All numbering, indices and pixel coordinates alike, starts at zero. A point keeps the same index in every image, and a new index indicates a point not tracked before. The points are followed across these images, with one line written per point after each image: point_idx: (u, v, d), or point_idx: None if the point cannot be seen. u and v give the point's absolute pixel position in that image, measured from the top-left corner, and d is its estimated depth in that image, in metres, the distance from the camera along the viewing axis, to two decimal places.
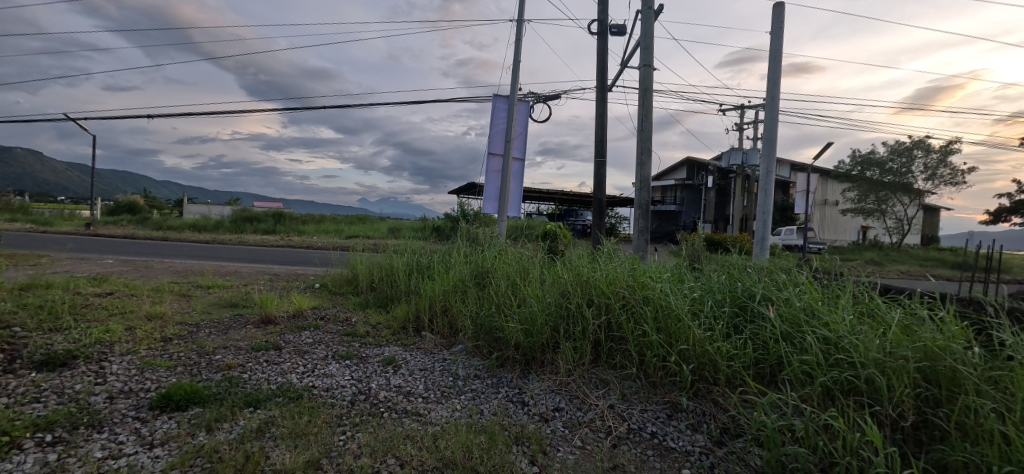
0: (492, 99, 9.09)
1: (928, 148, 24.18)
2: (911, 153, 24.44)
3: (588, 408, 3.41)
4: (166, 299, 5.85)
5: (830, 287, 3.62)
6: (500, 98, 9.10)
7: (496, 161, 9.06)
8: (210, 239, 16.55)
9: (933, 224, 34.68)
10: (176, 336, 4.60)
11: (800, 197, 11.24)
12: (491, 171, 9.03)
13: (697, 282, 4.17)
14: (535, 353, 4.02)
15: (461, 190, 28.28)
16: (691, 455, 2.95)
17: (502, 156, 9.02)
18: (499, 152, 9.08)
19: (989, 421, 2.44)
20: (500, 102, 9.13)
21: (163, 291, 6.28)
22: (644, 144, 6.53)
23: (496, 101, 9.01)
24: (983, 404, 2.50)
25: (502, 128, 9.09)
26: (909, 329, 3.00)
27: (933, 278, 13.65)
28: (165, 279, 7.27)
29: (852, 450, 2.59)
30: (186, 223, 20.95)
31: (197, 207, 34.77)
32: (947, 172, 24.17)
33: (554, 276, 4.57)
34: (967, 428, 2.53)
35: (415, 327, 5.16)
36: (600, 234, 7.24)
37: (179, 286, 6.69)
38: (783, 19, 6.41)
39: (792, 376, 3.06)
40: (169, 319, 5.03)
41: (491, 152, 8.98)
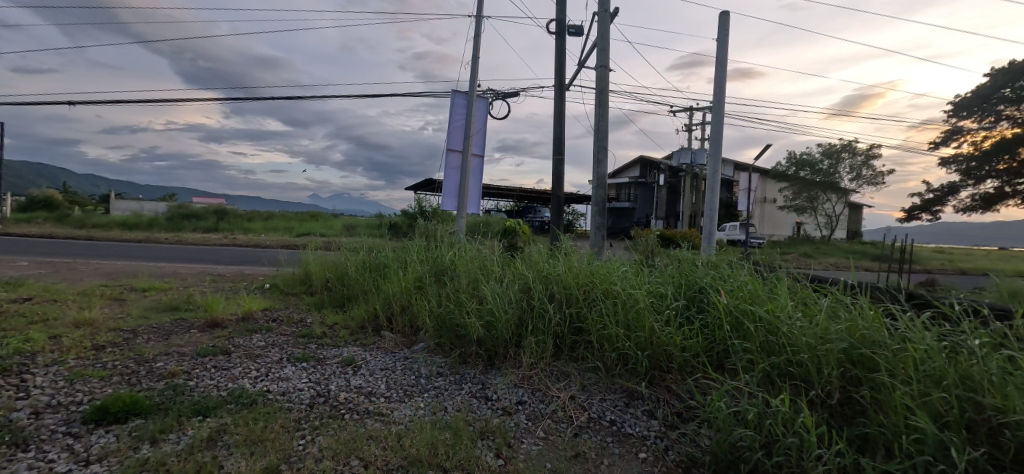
0: (451, 95, 8.95)
1: (855, 151, 26.23)
2: (839, 155, 26.56)
3: (551, 400, 3.48)
4: (97, 303, 5.34)
5: (769, 277, 3.94)
6: (458, 94, 8.96)
7: (455, 157, 8.91)
8: (141, 238, 15.26)
9: (856, 221, 37.93)
10: (109, 343, 4.21)
11: (743, 196, 11.92)
12: (450, 166, 8.88)
13: (651, 275, 4.40)
14: (498, 348, 4.04)
15: (416, 188, 27.73)
16: (647, 440, 3.09)
17: (461, 152, 8.91)
18: (457, 148, 8.93)
19: (903, 397, 2.70)
20: (458, 98, 9.00)
21: (92, 295, 5.72)
22: (602, 143, 6.69)
23: (456, 97, 8.87)
24: (899, 382, 2.76)
25: (461, 125, 8.97)
26: (837, 315, 3.32)
27: (857, 269, 15.00)
28: (95, 282, 6.63)
29: (791, 427, 2.78)
30: (112, 219, 19.20)
31: (123, 203, 32.07)
32: (868, 173, 26.54)
33: (517, 271, 4.63)
34: (883, 402, 2.79)
35: (374, 326, 5.05)
36: (559, 231, 7.37)
37: (110, 290, 6.13)
38: (729, 27, 6.77)
39: (737, 363, 3.29)
40: (101, 325, 4.59)
41: (450, 149, 8.85)
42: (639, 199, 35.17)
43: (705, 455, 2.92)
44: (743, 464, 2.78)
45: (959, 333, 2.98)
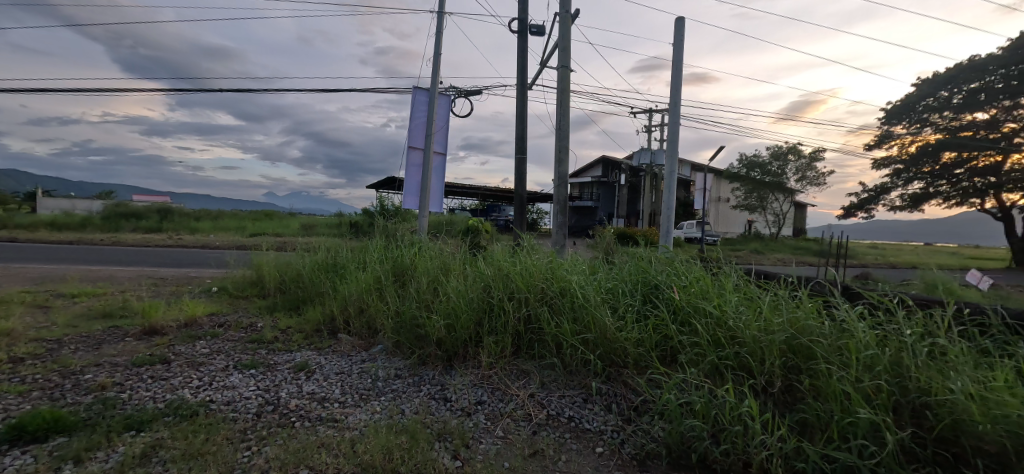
0: (412, 92, 8.73)
1: (800, 153, 27.94)
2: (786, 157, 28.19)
3: (510, 399, 3.51)
4: (17, 312, 4.86)
5: (718, 273, 4.16)
6: (420, 90, 8.76)
7: (417, 155, 8.72)
8: (72, 238, 14.07)
9: (800, 219, 40.25)
10: (29, 355, 3.85)
11: (698, 196, 12.42)
12: (412, 165, 8.69)
13: (609, 273, 4.52)
14: (458, 348, 4.02)
15: (375, 184, 27.12)
16: (604, 434, 3.17)
17: (423, 150, 8.73)
18: (419, 146, 8.72)
19: (837, 383, 2.90)
20: (420, 95, 8.81)
21: (12, 303, 5.21)
22: (563, 143, 6.77)
23: (417, 94, 8.67)
24: (833, 370, 2.97)
25: (423, 122, 8.78)
26: (779, 308, 3.53)
27: (801, 264, 15.99)
28: (16, 289, 6.04)
29: (736, 416, 2.92)
30: (36, 218, 17.56)
31: (48, 200, 29.46)
32: (812, 174, 28.34)
33: (477, 270, 4.64)
34: (819, 390, 2.99)
35: (330, 329, 4.90)
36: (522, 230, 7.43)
37: (33, 296, 5.61)
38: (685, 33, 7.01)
39: (687, 356, 3.42)
40: (20, 335, 4.19)
41: (411, 146, 8.63)
42: (602, 198, 35.65)
43: (658, 447, 3.03)
44: (693, 454, 2.90)
45: (884, 323, 3.25)
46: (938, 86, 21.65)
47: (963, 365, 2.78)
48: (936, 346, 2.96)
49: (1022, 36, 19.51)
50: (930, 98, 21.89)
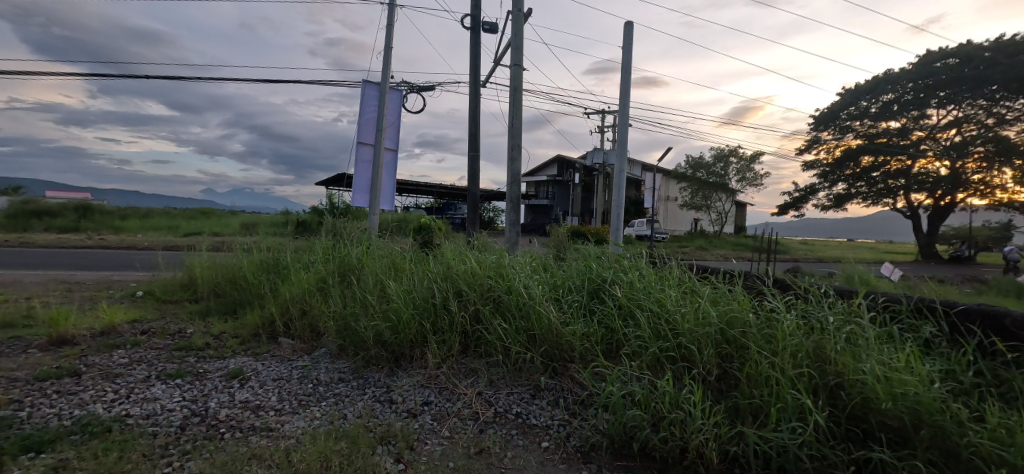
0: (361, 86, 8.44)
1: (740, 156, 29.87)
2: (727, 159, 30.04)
3: (457, 398, 3.48)
4: None
5: (661, 270, 4.35)
6: (370, 84, 8.47)
7: (367, 151, 8.44)
8: None
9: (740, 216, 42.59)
10: None
11: (648, 194, 12.89)
12: (362, 161, 8.42)
13: (557, 271, 4.60)
14: (404, 349, 3.92)
15: (323, 183, 26.10)
16: (550, 428, 3.22)
17: (373, 146, 8.44)
18: (369, 142, 8.45)
19: (765, 369, 3.10)
20: (370, 89, 8.52)
21: None
22: (515, 141, 6.80)
23: (366, 88, 8.39)
24: (760, 358, 3.17)
25: (373, 117, 8.49)
26: (715, 301, 3.74)
27: (740, 260, 17.00)
28: None
29: (674, 404, 3.04)
30: None
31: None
32: (751, 175, 30.38)
33: (426, 270, 4.56)
34: (749, 376, 3.18)
35: (269, 334, 4.65)
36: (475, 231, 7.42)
37: None
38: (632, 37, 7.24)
39: (630, 350, 3.54)
40: None
41: (361, 142, 8.35)
42: (558, 197, 36.26)
43: (602, 437, 3.10)
44: (634, 443, 2.99)
45: (807, 313, 3.52)
46: (859, 96, 24.11)
47: (872, 350, 3.06)
48: (852, 333, 3.25)
49: (929, 55, 21.98)
50: (852, 107, 24.35)
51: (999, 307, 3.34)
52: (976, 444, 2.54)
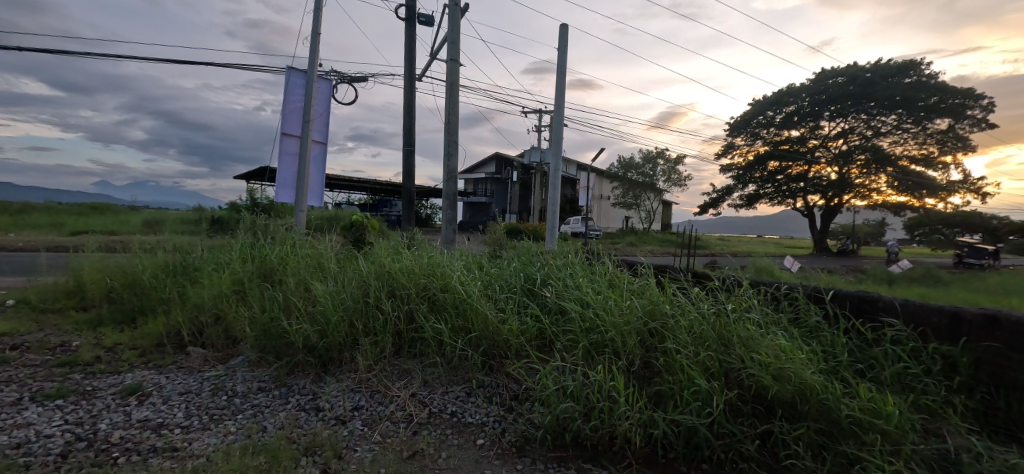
0: (286, 73, 7.86)
1: (666, 159, 31.87)
2: (655, 161, 31.94)
3: (390, 401, 3.36)
4: None
5: (593, 267, 4.49)
6: (295, 71, 7.91)
7: (292, 143, 7.88)
8: None
9: (667, 215, 44.99)
10: None
11: (584, 193, 13.29)
12: (286, 153, 7.84)
13: (493, 269, 4.60)
14: (332, 353, 3.70)
15: (241, 177, 24.16)
16: (486, 426, 3.18)
17: (299, 138, 7.90)
18: (294, 134, 7.89)
19: (684, 356, 3.25)
20: (295, 76, 7.95)
21: None
22: (451, 137, 6.68)
23: (291, 75, 7.83)
24: (681, 346, 3.33)
25: (298, 107, 7.93)
26: (641, 294, 3.91)
27: (667, 255, 18.01)
28: None
29: (602, 393, 3.09)
30: None
31: None
32: (675, 177, 32.53)
33: (355, 269, 4.36)
34: (669, 363, 3.28)
35: (175, 344, 4.21)
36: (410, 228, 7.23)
37: None
38: None
39: (563, 343, 3.59)
40: None
41: (285, 133, 7.78)
42: (495, 194, 36.07)
43: (536, 431, 3.10)
44: (567, 434, 3.01)
45: (721, 305, 3.79)
46: (765, 108, 26.67)
47: (771, 336, 3.38)
48: (749, 321, 3.57)
49: (821, 73, 24.89)
50: (760, 117, 26.85)
51: (870, 293, 3.83)
52: (855, 416, 2.88)
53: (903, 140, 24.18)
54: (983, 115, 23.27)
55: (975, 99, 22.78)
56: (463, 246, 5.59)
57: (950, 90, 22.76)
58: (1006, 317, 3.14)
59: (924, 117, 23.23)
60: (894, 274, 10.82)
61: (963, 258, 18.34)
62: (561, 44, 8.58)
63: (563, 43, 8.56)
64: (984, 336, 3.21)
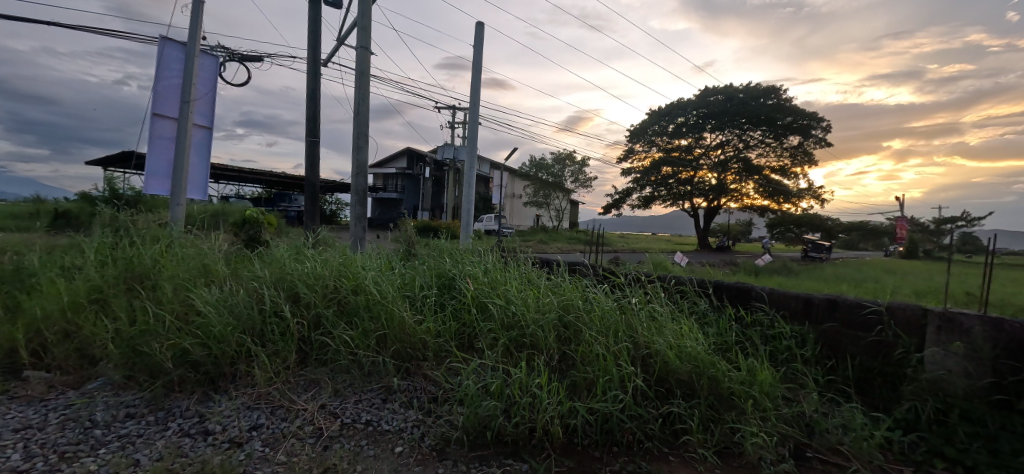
0: (159, 44, 6.87)
1: (574, 160, 33.08)
2: (564, 162, 33.07)
3: (295, 416, 3.04)
4: None
5: (509, 265, 4.45)
6: (170, 43, 6.94)
7: (166, 126, 6.95)
8: None
9: (574, 214, 46.94)
10: None
11: (497, 191, 13.37)
12: (160, 137, 6.92)
13: (407, 268, 4.40)
14: (222, 367, 3.27)
15: (106, 165, 21.03)
16: (404, 432, 2.98)
17: (177, 120, 7.00)
18: (170, 115, 6.98)
19: (598, 347, 3.28)
20: (170, 49, 6.97)
21: None
22: (361, 129, 6.30)
23: (165, 47, 6.86)
24: (597, 337, 3.37)
25: (175, 84, 6.99)
26: (556, 290, 3.94)
27: (575, 251, 18.69)
28: None
29: (522, 388, 3.02)
30: None
31: None
32: (583, 177, 33.92)
33: (249, 273, 3.92)
34: (585, 354, 3.29)
35: (9, 369, 3.50)
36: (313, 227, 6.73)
37: None
38: None
39: (483, 341, 3.48)
40: None
41: (157, 114, 6.84)
42: (406, 191, 35.10)
43: (457, 432, 2.95)
44: (489, 433, 2.90)
45: (629, 299, 3.93)
46: (660, 118, 28.81)
47: (668, 324, 3.61)
48: (652, 313, 3.76)
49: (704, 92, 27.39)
50: (656, 125, 28.87)
51: (745, 283, 4.25)
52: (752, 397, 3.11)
53: (766, 153, 27.23)
54: (824, 136, 27.11)
55: (818, 121, 26.71)
56: (373, 244, 5.29)
57: (800, 113, 26.30)
58: (843, 300, 3.67)
59: (782, 134, 26.70)
60: (760, 266, 12.20)
61: (807, 253, 21.12)
62: (478, 41, 8.46)
63: (479, 40, 8.45)
64: (827, 315, 3.72)
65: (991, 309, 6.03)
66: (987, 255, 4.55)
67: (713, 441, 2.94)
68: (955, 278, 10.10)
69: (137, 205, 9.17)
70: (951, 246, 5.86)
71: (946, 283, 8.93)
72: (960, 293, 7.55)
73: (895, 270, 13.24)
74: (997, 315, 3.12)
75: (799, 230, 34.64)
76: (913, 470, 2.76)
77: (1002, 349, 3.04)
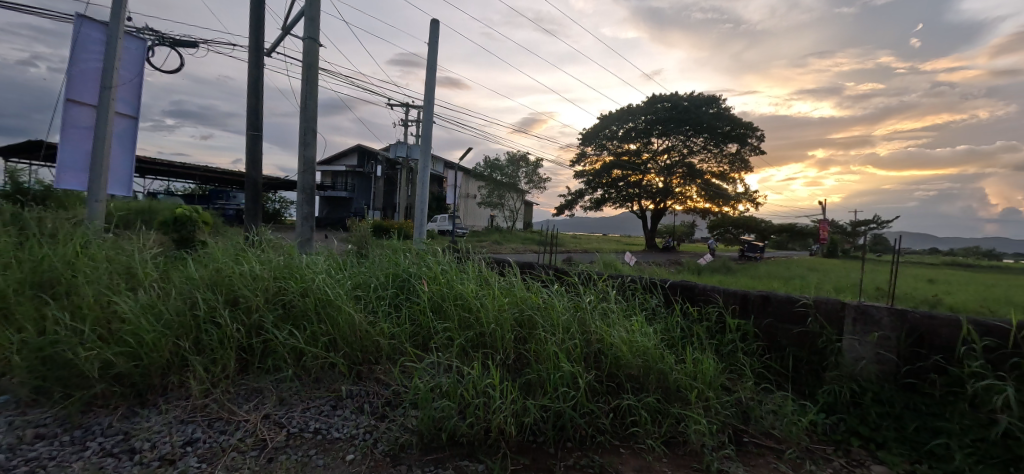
0: (75, 23, 6.30)
1: (528, 161, 33.30)
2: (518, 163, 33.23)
3: (235, 427, 2.83)
4: None
5: (464, 265, 4.39)
6: (88, 23, 6.38)
7: (83, 113, 6.40)
8: None
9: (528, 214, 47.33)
10: None
11: (451, 191, 13.27)
12: (75, 125, 6.37)
13: (359, 269, 4.25)
14: (152, 378, 3.01)
15: (19, 156, 19.19)
16: (356, 439, 2.85)
17: (95, 107, 6.46)
18: (87, 102, 6.43)
19: (549, 344, 3.25)
20: (88, 29, 6.41)
21: None
22: (309, 125, 6.04)
23: (82, 26, 6.30)
24: (551, 335, 3.35)
25: (94, 68, 6.44)
26: (512, 289, 3.91)
27: (528, 252, 18.82)
28: None
29: (475, 388, 2.94)
30: None
31: None
32: (536, 178, 34.22)
33: (182, 275, 3.65)
34: (540, 352, 3.26)
35: None
36: (255, 226, 6.39)
37: None
38: None
39: (438, 342, 3.39)
40: None
41: (72, 100, 6.28)
42: (356, 189, 34.17)
43: (412, 436, 2.84)
44: (443, 435, 2.81)
45: (583, 298, 3.96)
46: (610, 123, 29.54)
47: (621, 321, 3.66)
48: (606, 312, 3.80)
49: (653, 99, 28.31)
50: (608, 128, 29.56)
51: (693, 281, 4.39)
52: (703, 392, 3.20)
53: (707, 159, 28.38)
54: (758, 144, 28.69)
55: (752, 131, 28.07)
56: (321, 244, 5.09)
57: (738, 122, 27.64)
58: (775, 296, 3.87)
59: (721, 142, 27.90)
60: (701, 264, 12.78)
61: (744, 254, 22.24)
62: (432, 38, 8.31)
63: (434, 37, 8.30)
64: (760, 310, 3.91)
65: (899, 303, 6.60)
66: (894, 254, 4.97)
67: (661, 432, 3.00)
68: (869, 275, 11.00)
69: (53, 203, 8.38)
70: (866, 247, 6.36)
71: (860, 278, 9.73)
72: (873, 287, 8.24)
73: (821, 267, 14.23)
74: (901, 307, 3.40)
75: (738, 231, 36.53)
76: (834, 450, 2.96)
77: (907, 338, 3.31)
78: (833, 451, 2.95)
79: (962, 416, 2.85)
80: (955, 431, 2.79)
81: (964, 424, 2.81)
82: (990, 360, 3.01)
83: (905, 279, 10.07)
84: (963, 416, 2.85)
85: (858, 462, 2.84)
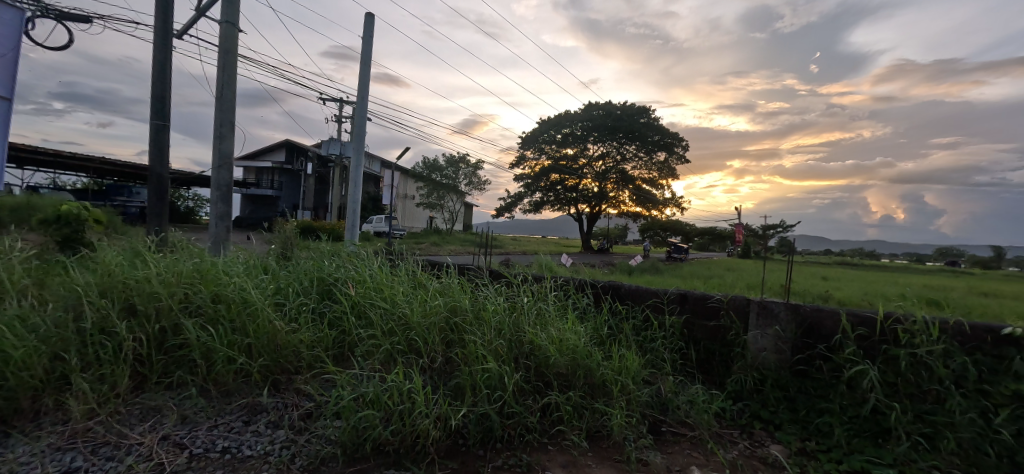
0: None
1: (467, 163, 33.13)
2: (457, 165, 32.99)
3: (125, 452, 2.53)
4: None
5: (395, 268, 4.23)
6: None
7: None
8: None
9: (467, 215, 47.14)
10: None
11: (388, 191, 12.93)
12: None
13: (281, 272, 3.99)
14: (21, 402, 2.63)
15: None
16: (270, 455, 2.64)
17: None
18: None
19: (477, 346, 3.19)
20: None
21: None
22: (225, 116, 5.61)
23: None
24: (479, 338, 3.27)
25: None
26: (443, 292, 3.82)
27: (466, 253, 18.72)
28: None
29: (400, 395, 2.82)
30: None
31: None
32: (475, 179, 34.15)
33: (65, 281, 3.25)
34: (468, 356, 3.18)
35: None
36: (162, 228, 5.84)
37: None
38: None
39: (363, 350, 3.23)
40: None
41: None
42: (285, 187, 32.46)
43: (332, 448, 2.67)
44: (366, 445, 2.66)
45: (513, 299, 3.93)
46: (547, 128, 30.10)
47: (552, 322, 3.68)
48: (537, 314, 3.80)
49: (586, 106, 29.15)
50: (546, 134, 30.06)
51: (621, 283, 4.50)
52: (630, 391, 3.26)
53: (637, 166, 29.50)
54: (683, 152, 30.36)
55: (677, 140, 29.70)
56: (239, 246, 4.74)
57: (665, 131, 29.00)
58: (692, 294, 4.04)
59: (650, 150, 29.18)
60: (632, 265, 13.26)
61: (671, 254, 23.28)
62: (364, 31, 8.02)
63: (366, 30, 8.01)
64: (679, 309, 4.07)
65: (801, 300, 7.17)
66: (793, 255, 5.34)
67: (586, 427, 3.05)
68: (777, 273, 11.88)
69: None
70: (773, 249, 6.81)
71: (769, 277, 10.48)
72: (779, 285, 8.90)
73: (739, 268, 15.23)
74: (794, 302, 3.59)
75: (667, 234, 38.35)
76: (739, 433, 3.14)
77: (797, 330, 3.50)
78: (739, 434, 3.13)
79: (840, 396, 3.09)
80: (836, 410, 3.03)
81: (842, 404, 3.05)
82: (862, 347, 3.24)
83: (808, 278, 11.00)
84: (841, 396, 3.09)
85: (759, 443, 3.04)
